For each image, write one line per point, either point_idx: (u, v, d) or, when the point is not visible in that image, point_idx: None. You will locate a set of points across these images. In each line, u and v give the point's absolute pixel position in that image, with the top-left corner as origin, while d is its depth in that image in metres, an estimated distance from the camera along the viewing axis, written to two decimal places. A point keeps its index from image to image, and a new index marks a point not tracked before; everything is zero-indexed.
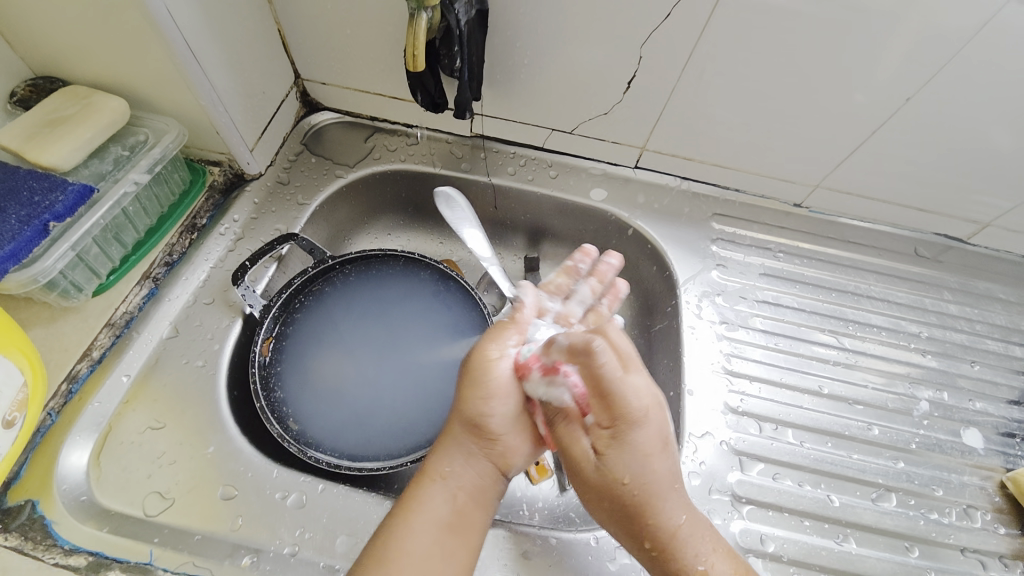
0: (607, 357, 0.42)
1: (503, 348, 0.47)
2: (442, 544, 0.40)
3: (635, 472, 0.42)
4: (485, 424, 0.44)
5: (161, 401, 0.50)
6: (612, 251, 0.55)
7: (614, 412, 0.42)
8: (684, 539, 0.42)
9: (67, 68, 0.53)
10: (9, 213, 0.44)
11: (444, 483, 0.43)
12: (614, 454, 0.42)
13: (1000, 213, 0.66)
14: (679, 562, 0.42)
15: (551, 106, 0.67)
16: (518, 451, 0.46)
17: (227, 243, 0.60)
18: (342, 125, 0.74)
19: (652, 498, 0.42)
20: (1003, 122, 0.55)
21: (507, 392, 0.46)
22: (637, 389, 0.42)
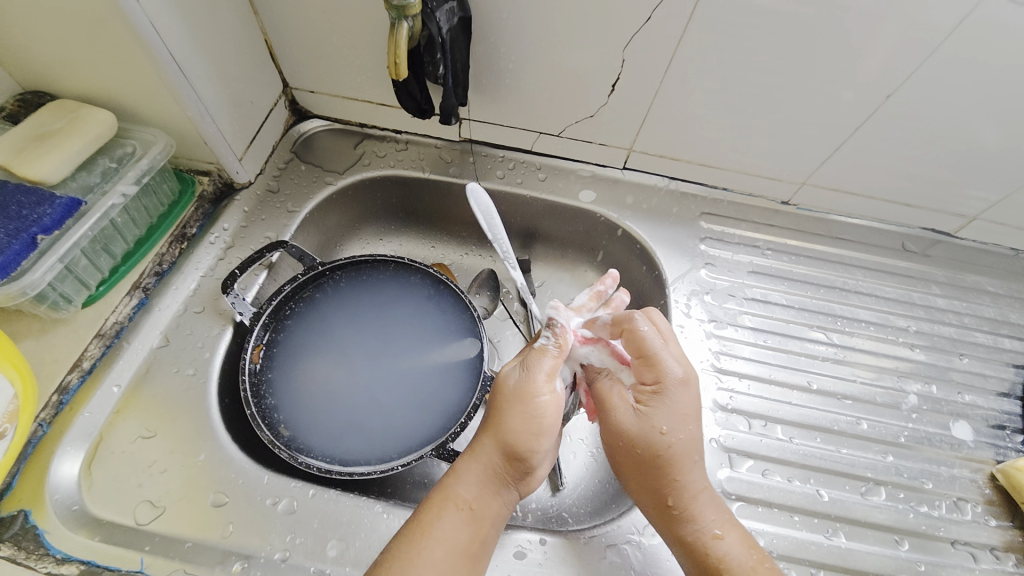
0: (649, 327, 0.47)
1: (548, 381, 0.45)
2: (464, 569, 0.41)
3: (672, 428, 0.44)
4: (524, 456, 0.43)
5: (152, 410, 0.50)
6: (624, 287, 0.57)
7: (658, 370, 0.45)
8: (702, 505, 0.45)
9: (54, 81, 0.53)
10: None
11: (468, 511, 0.43)
12: (654, 409, 0.45)
13: (985, 206, 0.67)
14: (695, 526, 0.45)
15: (537, 110, 0.68)
16: (542, 477, 0.46)
17: (217, 252, 0.60)
18: (332, 132, 0.74)
19: (680, 458, 0.45)
20: (982, 117, 0.56)
21: (551, 429, 0.44)
22: (676, 358, 0.46)
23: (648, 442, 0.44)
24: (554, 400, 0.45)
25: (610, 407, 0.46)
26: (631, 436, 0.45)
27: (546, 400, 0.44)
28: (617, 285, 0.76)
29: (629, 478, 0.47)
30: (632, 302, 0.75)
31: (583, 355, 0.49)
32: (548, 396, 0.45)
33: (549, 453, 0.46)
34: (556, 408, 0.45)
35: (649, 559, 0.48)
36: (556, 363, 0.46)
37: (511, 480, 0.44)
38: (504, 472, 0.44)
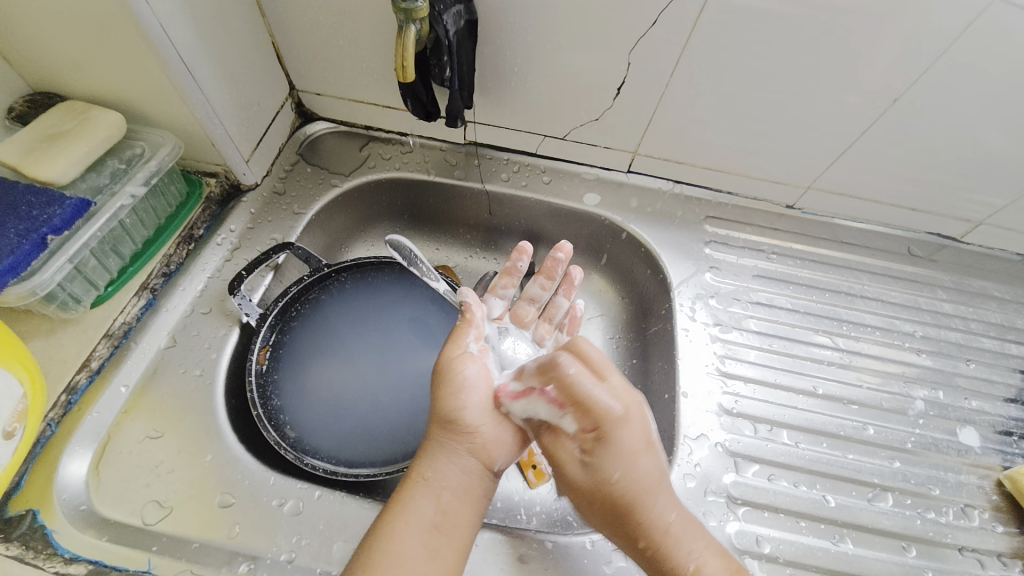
0: (575, 369, 0.46)
1: (463, 347, 0.50)
2: (431, 543, 0.41)
3: (622, 472, 0.44)
4: (459, 418, 0.46)
5: (159, 411, 0.50)
6: (560, 244, 0.58)
7: (593, 415, 0.45)
8: (676, 538, 0.44)
9: (64, 81, 0.53)
10: (7, 227, 0.45)
11: (427, 483, 0.44)
12: (602, 455, 0.45)
13: (992, 211, 0.67)
14: (674, 560, 0.43)
15: (543, 114, 0.68)
16: (501, 440, 0.47)
17: (224, 253, 0.61)
18: (338, 135, 0.75)
19: (640, 499, 0.44)
20: (990, 122, 0.56)
21: (477, 385, 0.48)
22: (610, 393, 0.46)
23: (603, 491, 0.45)
24: (472, 359, 0.50)
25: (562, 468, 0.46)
26: (586, 490, 0.45)
27: (468, 363, 0.49)
28: (621, 288, 0.76)
29: (596, 522, 0.46)
30: (636, 305, 0.75)
31: (520, 410, 0.47)
32: (471, 360, 0.50)
33: (498, 415, 0.49)
34: (481, 371, 0.49)
35: None
36: (470, 330, 0.51)
37: (467, 447, 0.46)
38: (456, 442, 0.45)
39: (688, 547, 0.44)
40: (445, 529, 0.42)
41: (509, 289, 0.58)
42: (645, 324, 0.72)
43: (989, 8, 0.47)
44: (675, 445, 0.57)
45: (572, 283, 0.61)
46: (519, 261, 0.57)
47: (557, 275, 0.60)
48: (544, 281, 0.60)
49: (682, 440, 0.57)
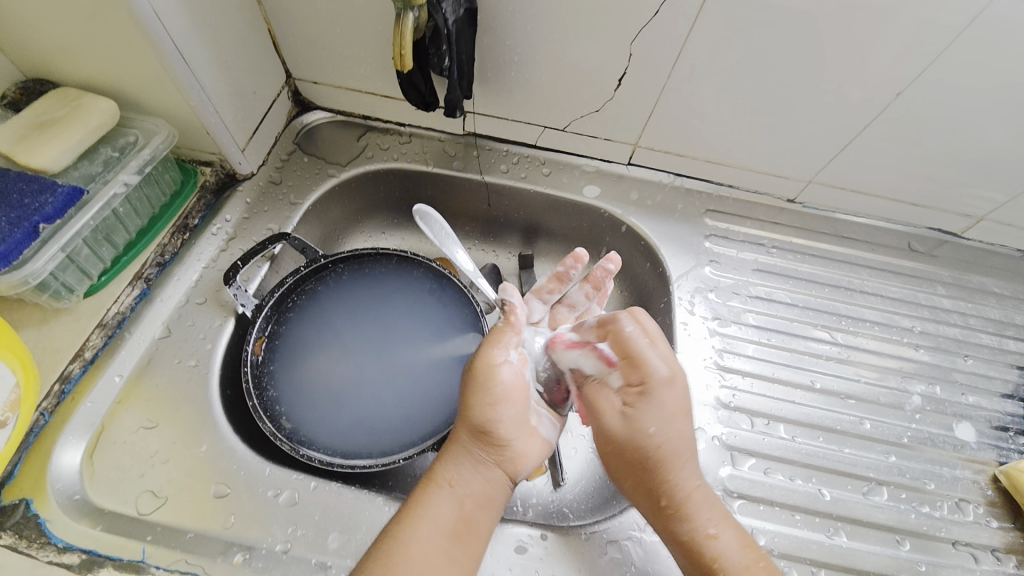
0: (633, 327, 0.49)
1: (505, 352, 0.49)
2: (450, 551, 0.41)
3: (660, 427, 0.46)
4: (492, 430, 0.46)
5: (154, 401, 0.50)
6: (610, 256, 0.58)
7: (642, 371, 0.48)
8: (696, 505, 0.45)
9: (54, 64, 0.52)
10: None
11: (452, 490, 0.43)
12: (642, 409, 0.47)
13: (993, 206, 0.66)
14: (689, 524, 0.44)
15: (543, 105, 0.67)
16: (526, 455, 0.47)
17: (219, 243, 0.60)
18: (335, 124, 0.74)
19: (671, 456, 0.46)
20: (993, 117, 0.56)
21: (512, 397, 0.48)
22: (662, 358, 0.48)
23: (632, 440, 0.46)
24: (510, 367, 0.49)
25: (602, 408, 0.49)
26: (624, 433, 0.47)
27: (505, 372, 0.48)
28: (620, 281, 0.76)
29: (622, 476, 0.48)
30: (635, 299, 0.74)
31: (571, 359, 0.53)
32: (507, 366, 0.49)
33: (527, 429, 0.48)
34: (517, 381, 0.49)
35: (649, 556, 0.48)
36: (511, 334, 0.50)
37: (494, 456, 0.45)
38: (484, 451, 0.45)
39: (710, 509, 0.45)
40: (464, 537, 0.41)
41: (553, 293, 0.60)
42: None
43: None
44: None
45: (610, 295, 0.60)
46: (572, 267, 0.58)
47: (601, 286, 0.60)
48: (589, 289, 0.60)
49: None
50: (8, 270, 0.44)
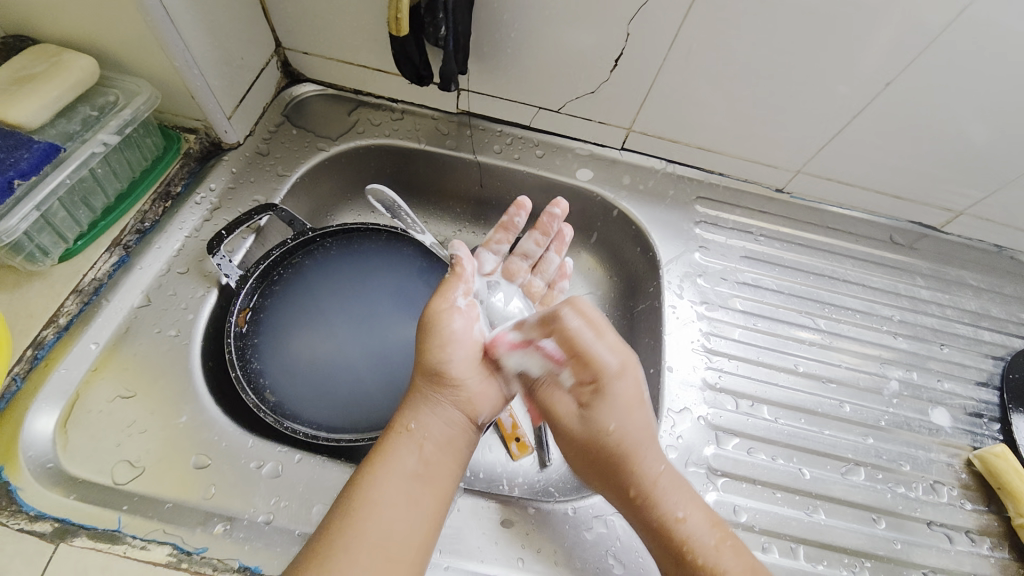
0: (577, 322, 0.49)
1: (452, 300, 0.49)
2: (413, 494, 0.40)
3: (619, 421, 0.46)
4: (443, 371, 0.46)
5: (132, 370, 0.48)
6: (556, 201, 0.60)
7: (592, 367, 0.47)
8: (664, 489, 0.44)
9: (24, 16, 0.49)
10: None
11: (409, 435, 0.43)
12: (597, 405, 0.47)
13: (972, 202, 0.68)
14: (658, 510, 0.43)
15: (538, 85, 0.67)
16: (488, 394, 0.48)
17: (203, 213, 0.58)
18: (325, 98, 0.73)
19: (633, 448, 0.45)
20: (976, 114, 0.57)
21: (462, 339, 0.48)
22: (611, 348, 0.48)
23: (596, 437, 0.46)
24: (459, 314, 0.49)
25: (562, 409, 0.48)
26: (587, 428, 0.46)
27: (455, 320, 0.48)
28: (609, 266, 0.76)
29: (589, 476, 0.47)
30: (624, 284, 0.75)
31: (515, 363, 0.50)
32: (457, 312, 0.49)
33: (483, 370, 0.49)
34: (467, 326, 0.49)
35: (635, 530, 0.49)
36: (460, 285, 0.50)
37: (450, 398, 0.45)
38: (443, 394, 0.45)
39: (677, 497, 0.44)
40: (426, 481, 0.41)
41: (503, 243, 0.61)
42: (632, 303, 0.72)
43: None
44: (657, 418, 0.57)
45: (563, 240, 0.64)
46: (517, 215, 0.59)
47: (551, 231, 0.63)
48: (538, 237, 0.63)
49: (665, 413, 0.57)
50: None
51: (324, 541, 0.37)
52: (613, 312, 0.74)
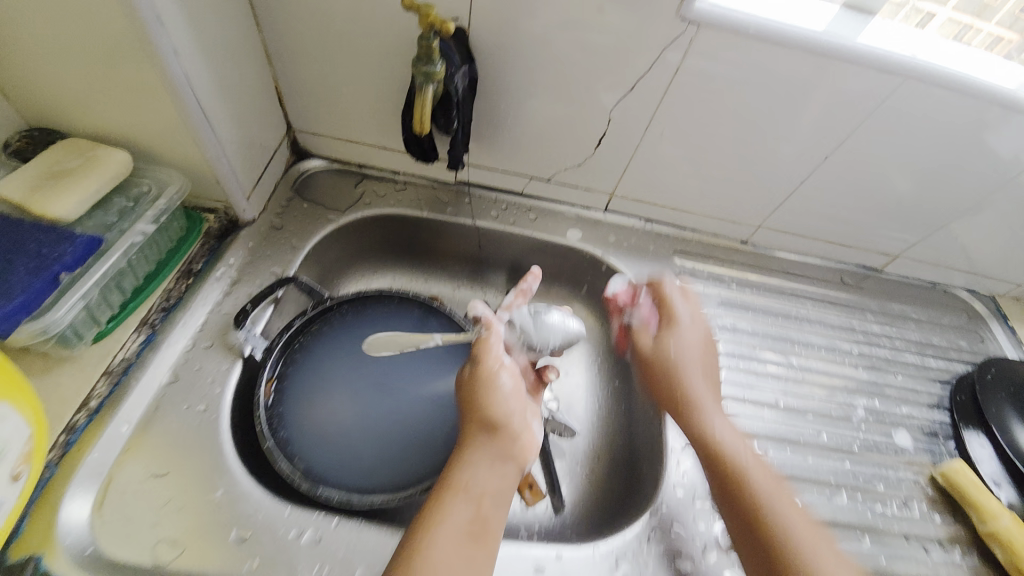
0: (672, 284, 0.65)
1: (502, 360, 0.55)
2: (468, 553, 0.43)
3: (681, 346, 0.61)
4: (500, 427, 0.50)
5: (165, 446, 0.49)
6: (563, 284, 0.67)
7: (670, 311, 0.64)
8: (708, 406, 0.57)
9: (64, 116, 0.53)
10: (16, 264, 0.43)
11: (468, 492, 0.46)
12: (667, 333, 0.62)
13: (904, 245, 0.80)
14: (704, 421, 0.56)
15: (530, 159, 0.75)
16: (532, 447, 0.52)
17: (224, 287, 0.61)
18: (331, 173, 0.79)
19: (683, 363, 0.60)
20: (896, 176, 0.69)
21: (515, 397, 0.53)
22: (688, 305, 0.64)
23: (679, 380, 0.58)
24: (507, 372, 0.54)
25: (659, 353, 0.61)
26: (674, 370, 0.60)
27: (505, 376, 0.54)
28: (600, 316, 0.83)
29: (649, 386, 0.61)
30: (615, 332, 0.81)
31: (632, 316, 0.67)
32: (504, 369, 0.54)
33: (529, 425, 0.53)
34: (514, 384, 0.55)
35: (655, 571, 0.53)
36: (496, 343, 0.55)
37: (506, 453, 0.49)
38: (497, 450, 0.49)
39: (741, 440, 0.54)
40: (482, 537, 0.44)
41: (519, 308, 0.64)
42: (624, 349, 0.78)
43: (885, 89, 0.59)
44: (660, 459, 0.62)
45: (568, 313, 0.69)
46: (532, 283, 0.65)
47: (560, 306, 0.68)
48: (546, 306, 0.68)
49: (670, 453, 0.61)
50: (29, 319, 0.43)
51: None
52: (608, 360, 0.79)
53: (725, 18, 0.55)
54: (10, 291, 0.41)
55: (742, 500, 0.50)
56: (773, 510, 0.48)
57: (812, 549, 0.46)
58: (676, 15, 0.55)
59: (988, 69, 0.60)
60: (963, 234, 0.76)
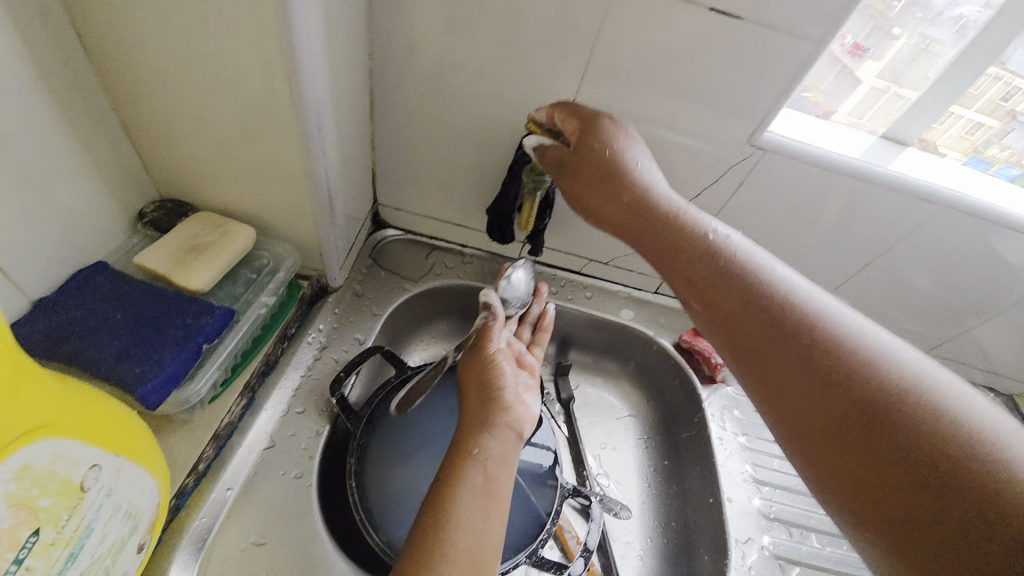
0: (609, 119, 0.55)
1: (497, 342, 0.63)
2: (482, 508, 0.46)
3: (637, 171, 0.54)
4: (498, 398, 0.56)
5: (264, 514, 0.51)
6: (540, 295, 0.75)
7: (586, 126, 0.55)
8: (684, 245, 0.51)
9: (197, 189, 0.57)
10: (166, 335, 0.46)
11: (475, 456, 0.49)
12: (608, 155, 0.53)
13: (932, 343, 0.85)
14: (688, 247, 0.51)
15: (593, 244, 0.81)
16: (527, 415, 0.56)
17: (314, 352, 0.64)
18: (404, 242, 0.83)
19: (640, 201, 0.53)
20: (931, 286, 0.75)
21: (508, 374, 0.59)
22: (612, 122, 0.55)
23: (647, 187, 0.53)
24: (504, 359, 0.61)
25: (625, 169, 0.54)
26: (653, 197, 0.53)
27: (505, 366, 0.58)
28: (648, 391, 0.85)
29: (619, 230, 0.55)
30: (662, 410, 0.83)
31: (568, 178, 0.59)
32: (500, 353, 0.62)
33: (522, 397, 0.58)
34: (510, 367, 0.61)
35: None
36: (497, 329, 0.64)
37: (503, 419, 0.54)
38: (497, 418, 0.54)
39: (731, 256, 0.49)
40: (493, 494, 0.47)
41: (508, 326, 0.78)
42: (674, 430, 0.80)
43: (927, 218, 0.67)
44: (727, 549, 0.65)
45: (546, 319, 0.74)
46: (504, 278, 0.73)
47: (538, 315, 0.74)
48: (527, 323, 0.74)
49: (734, 544, 0.65)
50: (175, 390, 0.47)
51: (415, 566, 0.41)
52: (656, 439, 0.81)
53: (791, 150, 0.62)
54: (160, 361, 0.44)
55: (768, 313, 0.45)
56: (767, 308, 0.45)
57: (815, 352, 0.42)
58: (747, 142, 0.62)
59: (991, 190, 0.66)
60: (986, 338, 0.82)
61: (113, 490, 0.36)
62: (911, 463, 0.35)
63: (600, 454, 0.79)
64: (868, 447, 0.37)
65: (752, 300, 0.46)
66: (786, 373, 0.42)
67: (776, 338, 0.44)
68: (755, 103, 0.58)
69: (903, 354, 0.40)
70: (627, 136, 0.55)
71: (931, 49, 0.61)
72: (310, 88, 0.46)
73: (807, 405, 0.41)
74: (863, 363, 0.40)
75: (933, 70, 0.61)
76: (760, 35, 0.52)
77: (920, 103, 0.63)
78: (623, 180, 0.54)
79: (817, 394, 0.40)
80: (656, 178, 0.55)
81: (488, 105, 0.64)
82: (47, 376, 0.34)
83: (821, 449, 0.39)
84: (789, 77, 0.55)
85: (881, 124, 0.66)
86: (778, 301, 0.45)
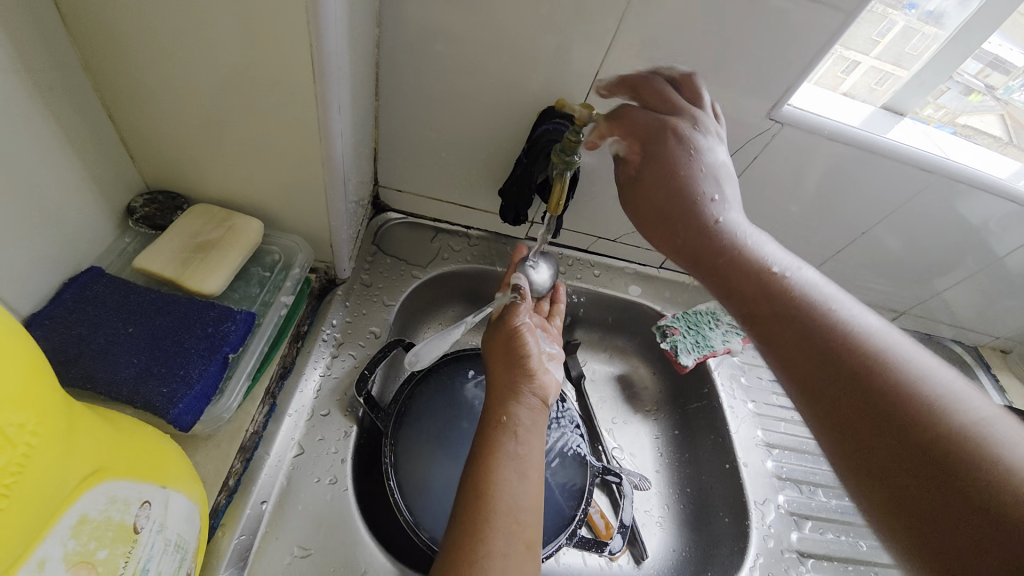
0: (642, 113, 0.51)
1: (522, 315, 0.60)
2: (517, 474, 0.45)
3: (689, 166, 0.48)
4: (524, 365, 0.54)
5: (305, 524, 0.49)
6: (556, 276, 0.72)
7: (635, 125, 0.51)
8: (735, 259, 0.46)
9: (193, 181, 0.52)
10: (189, 348, 0.44)
11: (505, 423, 0.49)
12: (659, 149, 0.49)
13: (913, 305, 0.88)
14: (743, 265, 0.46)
15: (601, 223, 0.79)
16: (553, 383, 0.55)
17: (331, 350, 0.61)
18: (406, 226, 0.79)
19: (691, 203, 0.48)
20: (926, 255, 0.77)
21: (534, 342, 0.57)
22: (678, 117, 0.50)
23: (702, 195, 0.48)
24: (529, 328, 0.59)
25: (676, 161, 0.48)
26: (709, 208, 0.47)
27: (530, 337, 0.58)
28: (655, 366, 0.85)
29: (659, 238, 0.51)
30: (669, 384, 0.84)
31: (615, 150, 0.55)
32: (525, 323, 0.60)
33: (546, 365, 0.57)
34: (534, 335, 0.59)
35: None
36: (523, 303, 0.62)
37: (529, 385, 0.53)
38: (523, 385, 0.53)
39: (788, 284, 0.45)
40: (524, 459, 0.46)
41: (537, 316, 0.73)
42: (683, 401, 0.82)
43: (921, 193, 0.68)
44: (747, 512, 0.69)
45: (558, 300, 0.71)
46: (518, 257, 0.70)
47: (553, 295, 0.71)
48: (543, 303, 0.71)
49: (754, 506, 0.69)
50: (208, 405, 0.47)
51: (453, 541, 0.40)
52: (665, 410, 0.83)
53: (809, 124, 0.61)
54: (189, 378, 0.43)
55: (824, 345, 0.41)
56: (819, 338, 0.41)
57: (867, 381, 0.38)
58: (767, 116, 0.61)
59: (977, 158, 0.67)
60: (953, 300, 0.85)
61: (163, 524, 0.34)
62: (957, 497, 0.32)
63: (612, 429, 0.81)
64: (919, 487, 0.34)
65: (808, 327, 0.42)
66: (834, 407, 0.39)
67: (830, 364, 0.40)
68: (780, 79, 0.57)
69: (971, 399, 0.36)
70: (689, 124, 0.50)
71: (889, 17, 0.58)
72: (333, 64, 0.41)
73: (867, 456, 0.37)
74: (934, 409, 0.36)
75: (927, 50, 0.61)
76: (795, 5, 0.51)
77: (920, 76, 0.62)
78: (676, 172, 0.48)
79: (873, 438, 0.37)
80: (715, 195, 0.48)
81: (503, 81, 0.60)
82: (83, 416, 0.31)
83: (877, 484, 0.36)
84: (815, 51, 0.54)
85: (887, 91, 0.65)
86: (834, 331, 0.41)
